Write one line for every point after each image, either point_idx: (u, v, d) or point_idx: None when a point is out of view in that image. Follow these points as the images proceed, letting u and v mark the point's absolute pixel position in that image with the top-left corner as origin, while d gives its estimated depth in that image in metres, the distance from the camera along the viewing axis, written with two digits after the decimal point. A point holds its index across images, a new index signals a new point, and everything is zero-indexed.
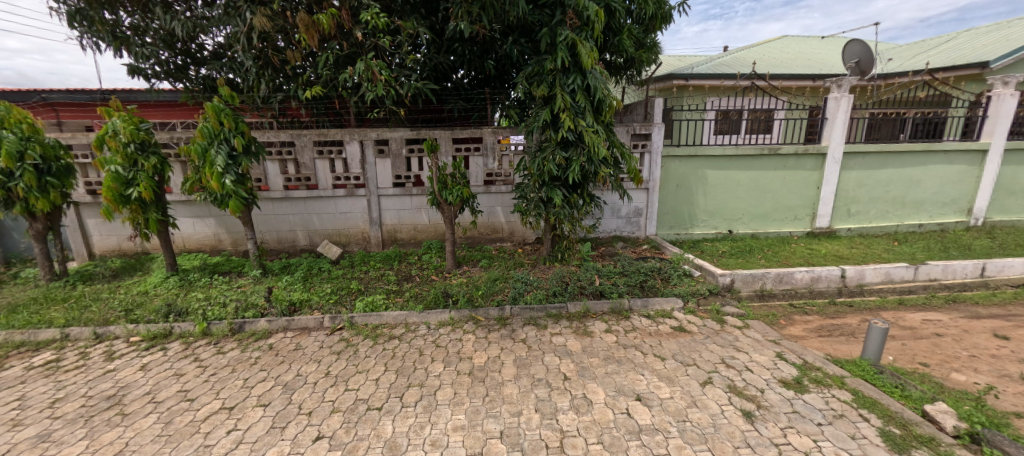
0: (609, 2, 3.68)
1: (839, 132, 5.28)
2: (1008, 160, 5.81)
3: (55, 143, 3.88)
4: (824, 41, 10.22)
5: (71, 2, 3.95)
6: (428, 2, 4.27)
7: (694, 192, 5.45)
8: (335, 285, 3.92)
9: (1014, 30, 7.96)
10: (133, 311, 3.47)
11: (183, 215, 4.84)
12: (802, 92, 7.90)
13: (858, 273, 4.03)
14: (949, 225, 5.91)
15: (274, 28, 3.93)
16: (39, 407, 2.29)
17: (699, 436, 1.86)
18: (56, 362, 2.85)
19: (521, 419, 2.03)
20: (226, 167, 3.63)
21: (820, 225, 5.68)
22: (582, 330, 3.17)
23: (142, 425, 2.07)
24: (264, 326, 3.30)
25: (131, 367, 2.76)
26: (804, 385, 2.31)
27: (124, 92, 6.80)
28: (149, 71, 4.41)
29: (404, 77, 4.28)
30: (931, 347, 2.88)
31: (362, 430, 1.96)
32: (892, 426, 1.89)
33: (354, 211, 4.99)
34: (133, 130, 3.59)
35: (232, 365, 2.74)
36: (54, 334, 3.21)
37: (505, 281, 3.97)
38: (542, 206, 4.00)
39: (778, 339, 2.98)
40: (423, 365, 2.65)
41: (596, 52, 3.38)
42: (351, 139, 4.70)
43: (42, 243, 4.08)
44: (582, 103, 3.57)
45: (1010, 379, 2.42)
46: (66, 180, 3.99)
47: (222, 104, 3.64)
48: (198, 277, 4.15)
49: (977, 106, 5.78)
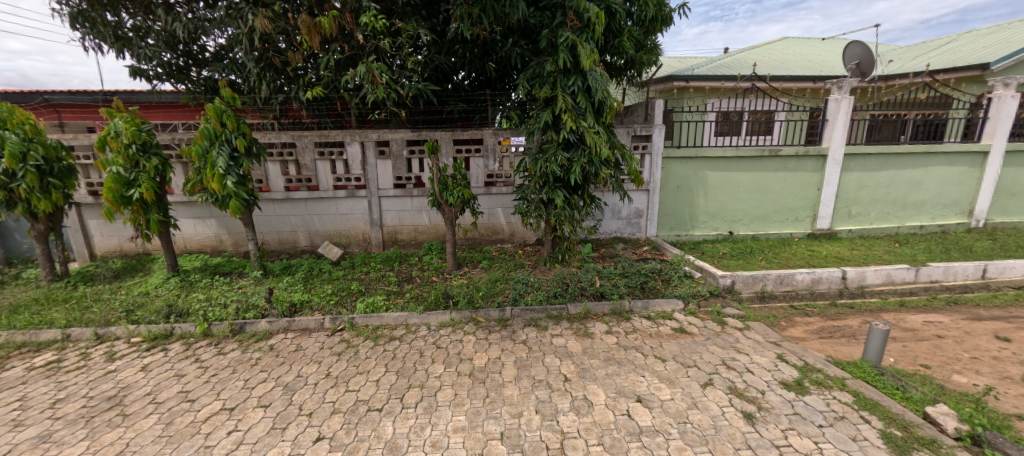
0: (609, 4, 3.69)
1: (839, 133, 5.28)
2: (1009, 162, 5.80)
3: (57, 145, 3.89)
4: (824, 42, 10.24)
5: (74, 3, 3.97)
6: (429, 4, 4.28)
7: (695, 193, 5.45)
8: (335, 286, 3.92)
9: (1015, 31, 7.96)
10: (134, 312, 3.47)
11: (183, 216, 4.85)
12: (802, 93, 7.91)
13: (859, 274, 4.03)
14: (950, 227, 5.90)
15: (276, 29, 3.95)
16: (40, 407, 2.29)
17: (699, 438, 1.86)
18: (57, 363, 2.85)
19: (521, 421, 2.03)
20: (227, 168, 3.64)
21: (820, 227, 5.68)
22: (582, 331, 3.17)
23: (143, 426, 2.07)
24: (264, 327, 3.30)
25: (131, 367, 2.76)
26: (805, 387, 2.30)
27: (126, 93, 6.83)
28: (151, 72, 4.42)
29: (405, 79, 4.29)
30: (932, 349, 2.88)
31: (362, 432, 1.96)
32: (893, 428, 1.89)
33: (354, 213, 5.00)
34: (135, 131, 3.60)
35: (233, 366, 2.74)
36: (55, 335, 3.22)
37: (506, 282, 3.97)
38: (542, 208, 4.01)
39: (779, 341, 2.97)
40: (423, 366, 2.65)
41: (596, 54, 3.39)
42: (352, 140, 4.71)
43: (43, 243, 4.08)
44: (583, 104, 3.58)
45: (1012, 381, 2.41)
46: (67, 181, 4.01)
47: (223, 105, 3.65)
48: (199, 278, 4.15)
49: (978, 107, 5.77)
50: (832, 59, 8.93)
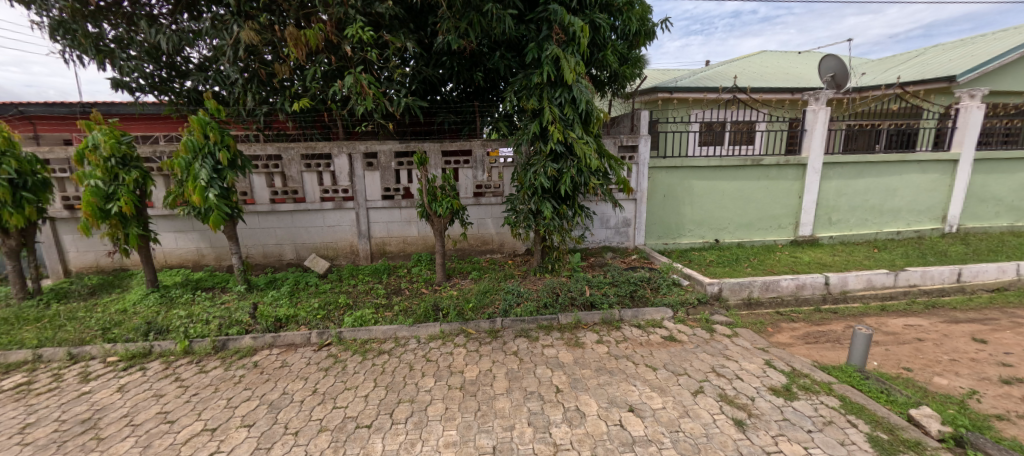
0: (592, 18, 3.77)
1: (818, 143, 5.45)
2: (978, 169, 6.06)
3: (32, 158, 3.76)
4: (801, 56, 10.64)
5: (53, 15, 3.87)
6: (416, 16, 4.32)
7: (681, 202, 5.54)
8: (323, 300, 3.85)
9: (978, 46, 8.41)
10: (111, 330, 3.34)
11: (165, 230, 4.73)
12: (781, 104, 8.23)
13: (841, 280, 4.12)
14: (925, 232, 6.12)
15: (263, 41, 3.92)
16: (8, 433, 2.17)
17: (692, 446, 1.85)
18: (28, 385, 2.71)
19: (514, 433, 2.00)
20: (210, 180, 3.57)
21: (803, 233, 5.82)
22: (574, 341, 3.16)
23: (118, 450, 1.98)
24: (248, 343, 3.22)
25: (107, 388, 2.65)
26: (793, 392, 2.33)
27: (105, 104, 6.73)
28: (132, 84, 4.33)
29: (393, 91, 4.33)
30: (914, 352, 2.95)
31: (351, 449, 1.90)
32: (879, 431, 1.92)
33: (342, 224, 4.93)
34: (115, 143, 3.50)
35: (215, 384, 2.65)
36: (25, 355, 3.07)
37: (496, 293, 3.95)
38: (531, 218, 4.04)
39: (766, 347, 3.01)
40: (413, 380, 2.61)
41: (581, 66, 3.46)
42: (339, 152, 4.68)
43: (14, 260, 3.90)
44: (570, 116, 3.63)
45: (990, 382, 2.48)
46: (42, 195, 3.89)
47: (206, 117, 3.55)
48: (179, 294, 4.03)
49: (947, 117, 6.04)
50: (809, 72, 9.27)
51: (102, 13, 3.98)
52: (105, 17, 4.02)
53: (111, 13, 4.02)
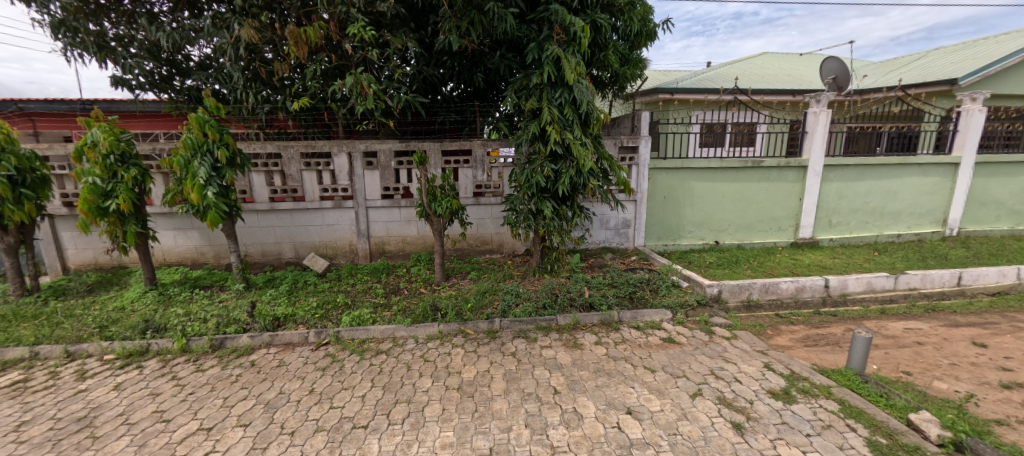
0: (594, 18, 3.75)
1: (818, 145, 5.45)
2: (979, 172, 6.04)
3: (31, 156, 3.76)
4: (803, 58, 10.61)
5: (53, 12, 3.86)
6: (418, 16, 4.31)
7: (681, 203, 5.53)
8: (321, 299, 3.84)
9: (980, 49, 8.38)
10: (108, 328, 3.33)
11: (164, 227, 4.73)
12: (782, 106, 8.22)
13: (841, 282, 4.10)
14: (926, 235, 6.10)
15: (263, 39, 3.90)
16: (4, 430, 2.17)
17: (689, 449, 1.84)
18: (24, 383, 2.70)
19: (510, 435, 1.99)
20: (209, 179, 3.55)
21: (803, 235, 5.81)
22: (572, 342, 3.15)
23: (113, 449, 1.97)
24: (246, 342, 3.20)
25: (103, 387, 2.63)
26: (792, 395, 2.32)
27: (105, 102, 6.72)
28: (132, 81, 4.33)
29: (393, 90, 4.31)
30: (913, 355, 2.94)
31: (346, 450, 1.89)
32: (879, 436, 1.91)
33: (341, 223, 4.92)
34: (114, 141, 3.49)
35: (212, 383, 2.65)
36: (22, 352, 3.06)
37: (495, 293, 3.93)
38: (531, 218, 4.03)
39: (765, 349, 3.00)
40: (411, 381, 2.60)
41: (582, 66, 3.44)
42: (339, 151, 4.67)
43: (12, 256, 3.90)
44: (569, 117, 3.62)
45: (990, 386, 2.47)
46: (40, 192, 3.88)
47: (205, 114, 3.54)
48: (178, 292, 4.02)
49: (948, 120, 6.03)
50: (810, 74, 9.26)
51: (102, 11, 3.97)
52: (106, 14, 4.01)
53: (111, 11, 4.01)
